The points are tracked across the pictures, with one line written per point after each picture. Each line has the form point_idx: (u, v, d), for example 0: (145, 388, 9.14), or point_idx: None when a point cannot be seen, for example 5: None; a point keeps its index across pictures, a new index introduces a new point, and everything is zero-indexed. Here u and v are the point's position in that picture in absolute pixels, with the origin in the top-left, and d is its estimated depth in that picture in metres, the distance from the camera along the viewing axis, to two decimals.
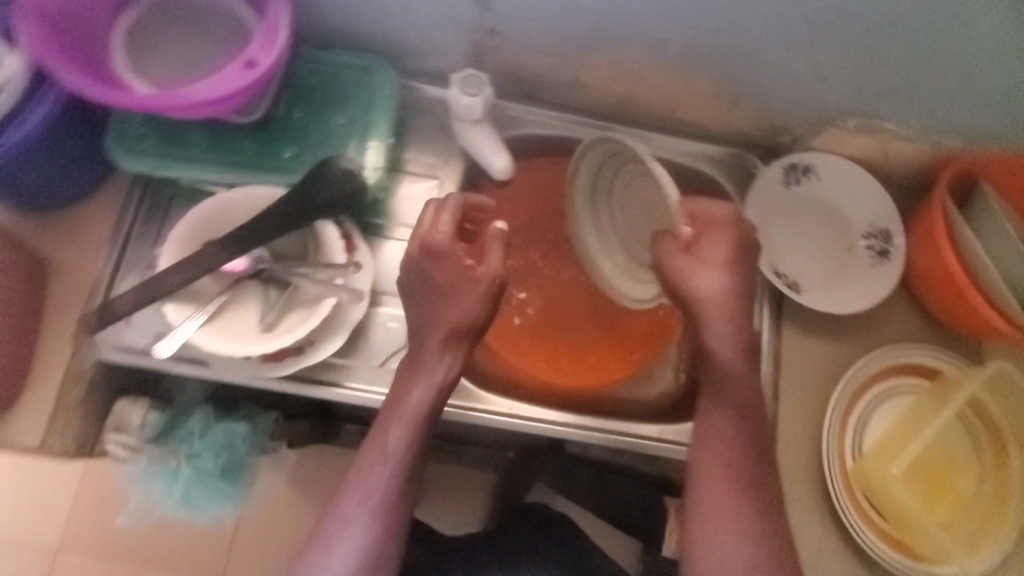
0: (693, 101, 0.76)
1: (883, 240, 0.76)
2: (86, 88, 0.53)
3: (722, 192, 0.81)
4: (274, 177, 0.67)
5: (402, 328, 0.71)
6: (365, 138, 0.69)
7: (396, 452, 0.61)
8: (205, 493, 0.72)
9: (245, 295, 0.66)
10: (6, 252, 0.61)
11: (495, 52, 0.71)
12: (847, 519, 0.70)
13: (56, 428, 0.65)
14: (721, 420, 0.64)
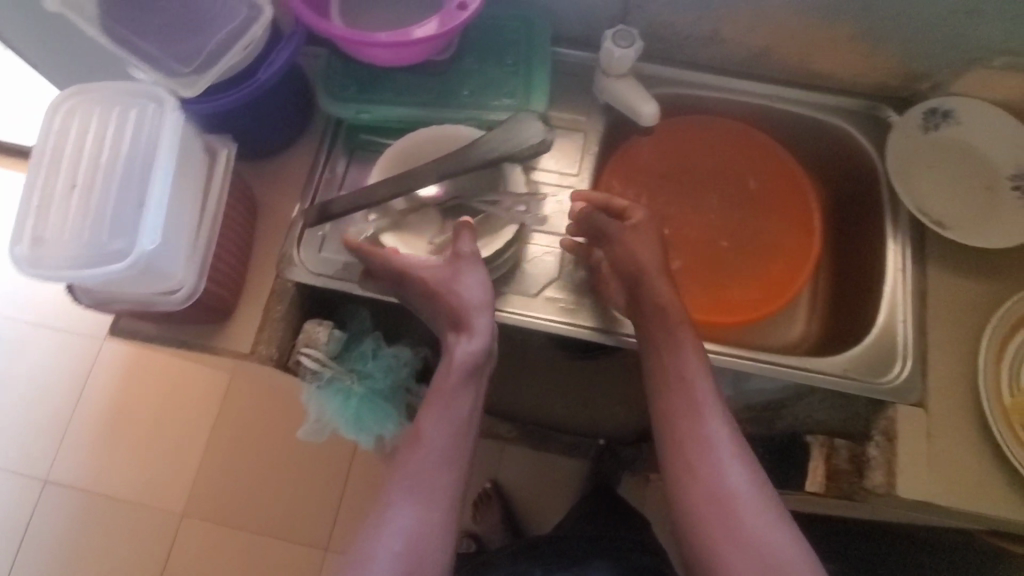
0: (830, 52, 0.78)
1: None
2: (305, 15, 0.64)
3: (855, 141, 0.83)
4: (454, 114, 0.77)
5: (555, 260, 0.79)
6: (530, 78, 0.79)
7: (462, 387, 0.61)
8: (371, 410, 0.82)
9: (428, 218, 0.75)
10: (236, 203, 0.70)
11: (640, 11, 0.78)
12: (1014, 458, 0.67)
13: (262, 338, 0.74)
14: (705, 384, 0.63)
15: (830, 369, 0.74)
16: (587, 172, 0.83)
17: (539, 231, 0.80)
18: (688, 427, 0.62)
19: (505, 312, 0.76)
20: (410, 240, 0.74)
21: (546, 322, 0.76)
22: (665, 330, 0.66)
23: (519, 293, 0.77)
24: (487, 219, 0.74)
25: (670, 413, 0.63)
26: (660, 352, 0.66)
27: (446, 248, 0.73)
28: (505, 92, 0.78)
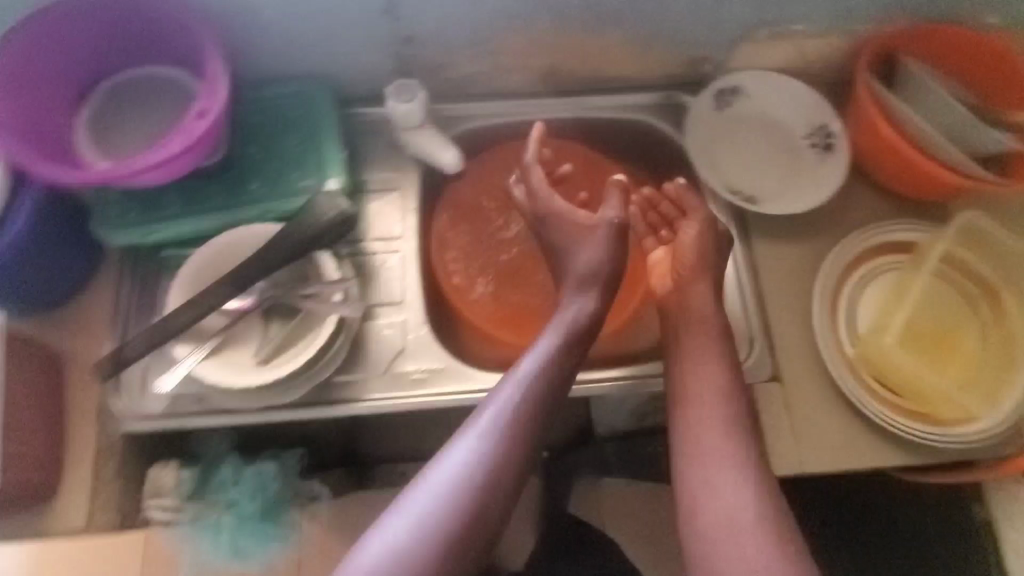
0: (611, 54, 0.79)
1: (829, 137, 0.79)
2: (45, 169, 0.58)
3: (662, 131, 0.84)
4: (250, 210, 0.73)
5: (400, 333, 0.75)
6: (321, 152, 0.75)
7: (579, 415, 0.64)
8: (250, 538, 0.71)
9: (247, 330, 0.70)
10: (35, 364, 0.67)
11: (416, 59, 0.77)
12: (864, 407, 0.70)
13: (98, 502, 0.68)
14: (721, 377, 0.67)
15: None
16: (411, 231, 0.80)
17: (377, 307, 0.76)
18: (701, 446, 0.65)
19: (362, 402, 0.72)
20: (230, 359, 0.68)
21: (406, 396, 0.73)
22: (692, 332, 0.70)
23: (371, 377, 0.73)
24: (309, 314, 0.69)
25: (685, 395, 0.68)
26: (684, 355, 0.69)
27: (272, 357, 0.68)
28: (301, 173, 0.74)
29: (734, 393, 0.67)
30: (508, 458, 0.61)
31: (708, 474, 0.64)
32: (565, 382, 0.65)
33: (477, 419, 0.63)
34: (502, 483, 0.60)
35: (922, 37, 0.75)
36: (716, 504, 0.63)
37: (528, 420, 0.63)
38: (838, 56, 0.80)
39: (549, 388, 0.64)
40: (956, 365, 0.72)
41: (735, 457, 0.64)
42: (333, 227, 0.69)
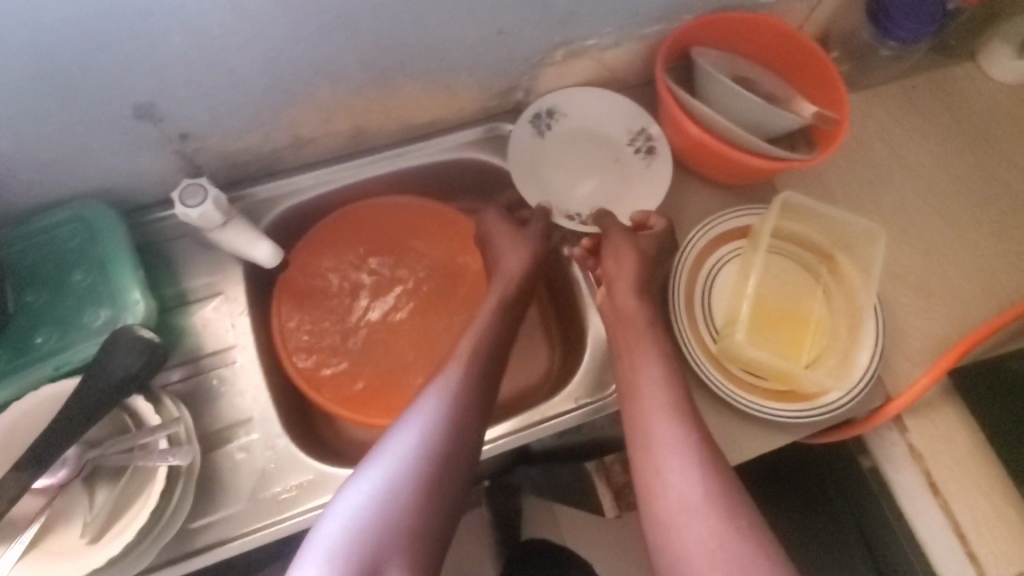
0: (415, 103, 0.75)
1: (646, 140, 0.80)
2: None
3: (490, 165, 0.83)
4: (40, 368, 0.64)
5: (257, 452, 0.68)
6: (115, 282, 0.67)
7: None
8: None
9: (70, 503, 0.61)
10: None
11: (202, 152, 0.69)
12: (736, 401, 0.70)
13: None
14: (652, 371, 0.66)
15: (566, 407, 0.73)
16: (246, 334, 0.73)
17: (225, 429, 0.69)
18: (647, 434, 0.64)
19: (230, 542, 0.65)
20: (57, 547, 0.59)
21: (277, 522, 0.66)
22: (626, 330, 0.70)
23: (236, 510, 0.66)
24: (137, 469, 0.61)
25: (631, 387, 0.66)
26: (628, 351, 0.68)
27: (105, 531, 0.60)
28: (92, 310, 0.66)
29: (681, 386, 0.66)
30: (440, 460, 0.59)
31: (665, 459, 0.62)
32: (487, 384, 0.65)
33: (411, 417, 0.62)
34: (434, 485, 0.58)
35: (707, 27, 0.76)
36: (670, 491, 0.61)
37: (459, 425, 0.61)
38: (639, 57, 0.81)
39: (475, 389, 0.64)
40: (811, 338, 0.73)
41: (679, 442, 0.62)
42: (139, 367, 0.62)
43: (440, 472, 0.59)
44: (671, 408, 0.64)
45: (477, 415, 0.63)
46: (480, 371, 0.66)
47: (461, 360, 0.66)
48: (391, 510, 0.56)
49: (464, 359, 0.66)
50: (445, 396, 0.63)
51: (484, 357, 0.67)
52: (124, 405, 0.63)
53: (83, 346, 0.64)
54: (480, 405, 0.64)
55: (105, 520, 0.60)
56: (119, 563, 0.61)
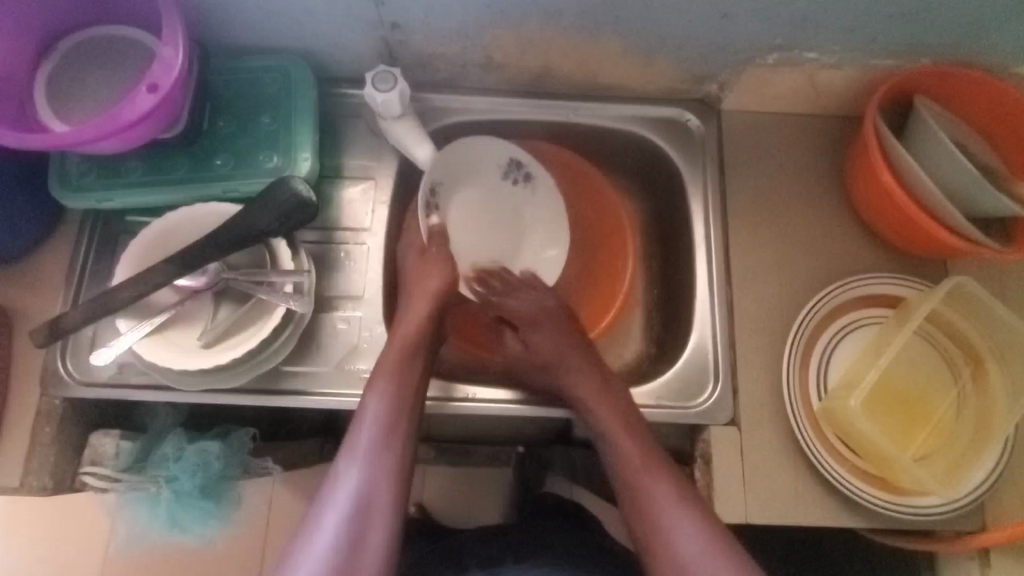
0: (609, 61, 0.75)
1: (520, 169, 0.82)
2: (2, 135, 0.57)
3: (657, 148, 0.81)
4: (212, 186, 0.70)
5: (354, 329, 0.73)
6: (292, 134, 0.72)
7: (378, 402, 0.65)
8: (189, 513, 0.76)
9: (198, 308, 0.68)
10: None
11: (403, 45, 0.73)
12: (819, 463, 0.67)
13: (32, 468, 0.66)
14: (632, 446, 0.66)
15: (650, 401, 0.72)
16: (381, 224, 0.77)
17: (335, 298, 0.74)
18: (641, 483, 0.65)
19: (308, 395, 0.70)
20: (177, 340, 0.66)
21: (351, 395, 0.71)
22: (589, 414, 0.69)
23: (320, 371, 0.71)
24: (260, 300, 0.68)
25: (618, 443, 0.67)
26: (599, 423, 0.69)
27: (219, 341, 0.66)
28: (267, 153, 0.72)
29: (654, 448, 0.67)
30: (389, 431, 0.64)
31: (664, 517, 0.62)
32: (419, 367, 0.68)
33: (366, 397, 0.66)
34: (392, 470, 0.63)
35: (942, 81, 0.70)
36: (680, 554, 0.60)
37: (402, 410, 0.65)
38: (849, 87, 0.76)
39: (405, 365, 0.67)
40: (925, 434, 0.68)
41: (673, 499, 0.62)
42: (287, 217, 0.66)
43: (394, 458, 0.63)
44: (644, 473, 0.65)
45: (414, 393, 0.67)
46: (413, 343, 0.68)
47: (402, 339, 0.68)
48: (365, 501, 0.61)
49: (398, 344, 0.68)
50: (384, 384, 0.66)
51: (410, 345, 0.68)
52: (268, 245, 0.69)
53: (251, 181, 0.70)
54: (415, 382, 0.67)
55: (224, 333, 0.67)
56: (221, 372, 0.68)
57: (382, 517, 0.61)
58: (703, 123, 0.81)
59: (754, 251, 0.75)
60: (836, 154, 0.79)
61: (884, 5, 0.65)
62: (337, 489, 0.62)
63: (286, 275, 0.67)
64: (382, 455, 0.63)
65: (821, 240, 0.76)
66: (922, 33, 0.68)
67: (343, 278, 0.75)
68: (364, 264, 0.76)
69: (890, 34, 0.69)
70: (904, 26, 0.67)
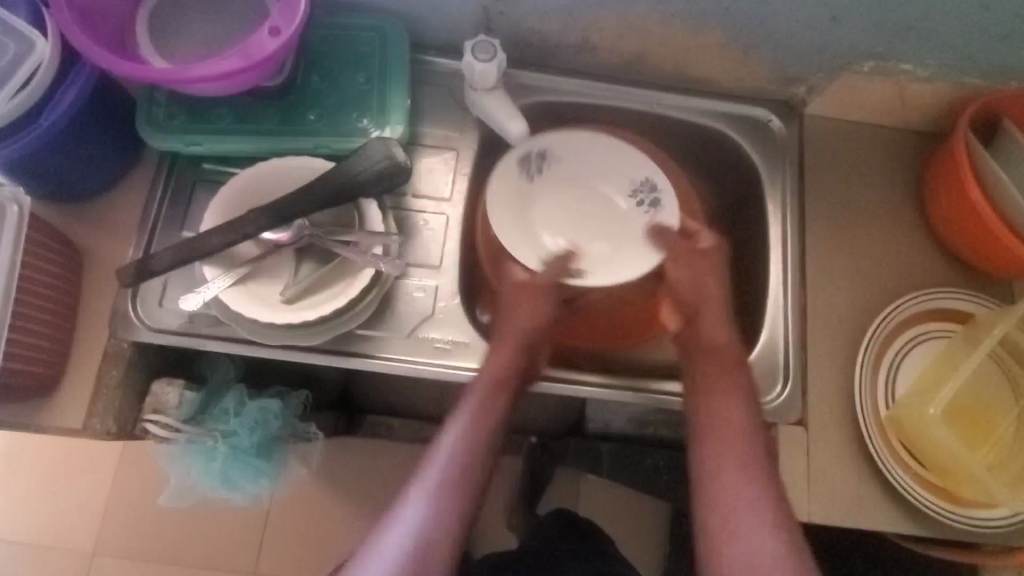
0: (704, 53, 0.75)
1: (536, 158, 0.75)
2: (111, 62, 0.55)
3: (738, 147, 0.82)
4: (301, 141, 0.69)
5: (429, 298, 0.72)
6: (384, 96, 0.71)
7: (456, 433, 0.62)
8: (242, 470, 0.75)
9: (280, 262, 0.67)
10: (57, 252, 0.64)
11: (503, 17, 0.72)
12: (886, 469, 0.68)
13: (97, 410, 0.65)
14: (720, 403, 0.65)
15: None
16: (460, 196, 0.77)
17: (411, 266, 0.73)
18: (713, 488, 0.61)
19: (380, 359, 0.69)
20: (258, 293, 0.65)
21: (423, 364, 0.70)
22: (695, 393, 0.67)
23: (392, 338, 0.70)
24: (344, 260, 0.67)
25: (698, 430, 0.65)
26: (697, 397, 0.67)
27: (300, 298, 0.65)
28: (359, 113, 0.71)
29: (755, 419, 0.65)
30: (465, 471, 0.60)
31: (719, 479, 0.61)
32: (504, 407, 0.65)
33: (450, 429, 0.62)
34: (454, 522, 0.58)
35: None
36: (727, 524, 0.59)
37: (473, 459, 0.61)
38: (937, 103, 0.77)
39: (501, 396, 0.65)
40: (986, 447, 0.70)
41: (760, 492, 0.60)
42: (383, 178, 0.65)
43: (463, 496, 0.59)
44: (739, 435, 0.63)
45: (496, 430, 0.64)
46: (501, 379, 0.65)
47: (508, 357, 0.66)
48: (426, 541, 0.56)
49: (490, 377, 0.65)
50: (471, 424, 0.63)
51: (511, 373, 0.66)
52: (357, 205, 0.68)
53: (343, 140, 0.69)
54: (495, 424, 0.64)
55: (307, 290, 0.66)
56: (298, 330, 0.67)
57: (432, 565, 0.56)
58: (786, 125, 0.81)
59: (830, 257, 0.76)
60: (914, 169, 0.80)
61: (992, 24, 0.66)
62: (398, 513, 0.58)
63: (374, 237, 0.66)
64: (450, 494, 0.59)
65: (896, 251, 0.77)
66: (1020, 56, 0.69)
67: (421, 246, 0.74)
68: (441, 234, 0.75)
69: (989, 52, 0.69)
70: (1006, 45, 0.68)
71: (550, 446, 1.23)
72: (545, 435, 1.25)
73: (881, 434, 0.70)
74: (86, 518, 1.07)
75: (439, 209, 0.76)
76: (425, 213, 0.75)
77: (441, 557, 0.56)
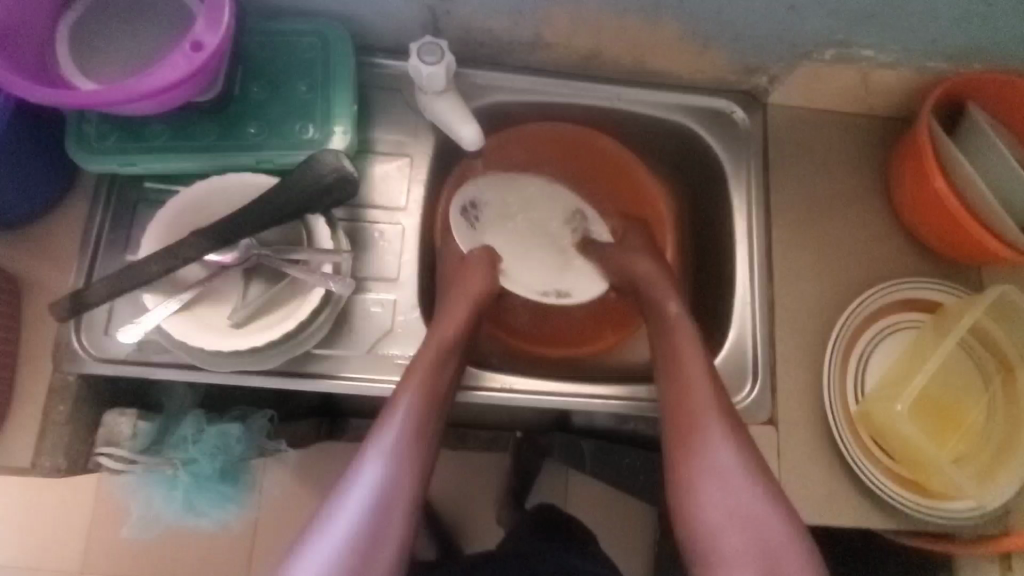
0: (661, 46, 0.72)
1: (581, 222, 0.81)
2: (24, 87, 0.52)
3: (701, 140, 0.80)
4: (243, 156, 0.66)
5: (388, 313, 0.70)
6: (329, 104, 0.68)
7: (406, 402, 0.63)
8: (206, 496, 0.73)
9: (228, 285, 0.65)
10: None
11: (450, 17, 0.69)
12: (857, 465, 0.67)
13: (45, 447, 0.63)
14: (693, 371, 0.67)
15: None
16: (417, 204, 0.74)
17: (368, 280, 0.71)
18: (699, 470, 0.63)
19: (338, 379, 0.67)
20: (206, 318, 0.63)
21: (384, 381, 0.68)
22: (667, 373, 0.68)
23: (351, 356, 0.68)
24: (295, 280, 0.64)
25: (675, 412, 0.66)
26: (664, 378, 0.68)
27: (250, 321, 0.63)
28: (303, 123, 0.68)
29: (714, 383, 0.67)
30: (417, 428, 0.62)
31: (696, 444, 0.63)
32: (445, 387, 0.65)
33: (399, 396, 0.63)
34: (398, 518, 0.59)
35: (999, 87, 0.69)
36: (709, 505, 0.61)
37: (425, 416, 0.63)
38: (901, 87, 0.75)
39: (448, 363, 0.66)
40: (957, 438, 0.69)
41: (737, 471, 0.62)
42: (331, 192, 0.63)
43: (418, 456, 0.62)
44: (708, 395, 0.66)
45: (435, 417, 0.64)
46: (451, 345, 0.67)
47: (452, 320, 0.68)
48: (389, 494, 0.59)
49: (435, 345, 0.66)
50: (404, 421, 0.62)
51: (450, 343, 0.67)
52: (305, 221, 0.66)
53: (287, 153, 0.66)
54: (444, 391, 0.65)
55: (257, 313, 0.63)
56: (251, 354, 0.64)
57: (395, 517, 0.59)
58: (749, 116, 0.79)
59: (797, 250, 0.75)
60: (881, 156, 0.78)
61: (952, 6, 0.64)
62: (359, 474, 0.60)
63: (325, 254, 0.64)
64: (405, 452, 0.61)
65: (863, 241, 0.76)
66: (982, 38, 0.67)
67: (377, 259, 0.72)
68: (397, 245, 0.72)
69: (951, 35, 0.67)
70: (968, 28, 0.66)
71: (536, 441, 1.24)
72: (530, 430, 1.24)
73: (852, 429, 0.70)
74: (60, 544, 1.05)
75: (395, 219, 0.73)
76: (381, 224, 0.73)
77: (403, 510, 0.59)
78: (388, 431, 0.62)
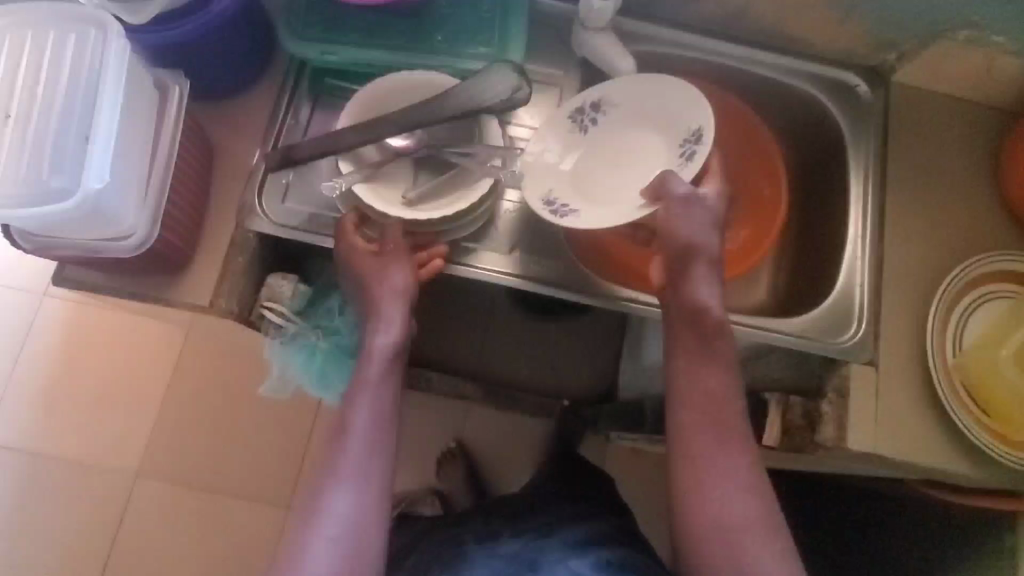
0: (805, 12, 0.79)
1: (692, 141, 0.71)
2: None
3: (823, 108, 0.86)
4: (427, 59, 0.74)
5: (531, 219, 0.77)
6: (506, 24, 0.75)
7: (360, 412, 0.63)
8: (338, 368, 0.79)
9: (400, 168, 0.72)
10: (200, 140, 0.69)
11: None
12: (951, 410, 0.72)
13: (223, 290, 0.70)
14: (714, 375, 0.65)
15: (805, 333, 0.77)
16: None
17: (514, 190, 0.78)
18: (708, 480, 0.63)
19: (478, 270, 0.74)
20: (383, 192, 0.70)
21: (520, 278, 0.75)
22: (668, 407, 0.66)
23: (494, 252, 0.75)
24: (462, 171, 0.71)
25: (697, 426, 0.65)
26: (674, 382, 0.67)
27: (420, 202, 0.70)
28: (482, 38, 0.75)
29: (736, 391, 0.66)
30: (372, 437, 0.63)
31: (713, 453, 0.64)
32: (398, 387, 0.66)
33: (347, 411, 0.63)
34: (382, 508, 0.61)
35: None
36: (710, 511, 0.62)
37: (385, 419, 0.64)
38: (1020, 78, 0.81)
39: (395, 367, 0.66)
40: None
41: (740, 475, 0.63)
42: (503, 101, 0.68)
43: (384, 463, 0.62)
44: (720, 410, 0.65)
45: (393, 418, 0.65)
46: (398, 348, 0.66)
47: (398, 319, 0.66)
48: (362, 510, 0.60)
49: (379, 351, 0.65)
50: (364, 419, 0.63)
51: (399, 348, 0.66)
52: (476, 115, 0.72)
53: (466, 63, 0.74)
54: (394, 395, 0.65)
55: (428, 195, 0.70)
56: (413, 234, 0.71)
57: (375, 528, 0.60)
58: (872, 90, 0.85)
59: (907, 213, 0.81)
60: (990, 142, 0.84)
61: None
62: (324, 498, 0.60)
63: (495, 149, 0.70)
64: (370, 467, 0.62)
65: (967, 215, 0.81)
66: None
67: None
68: None
69: None
70: None
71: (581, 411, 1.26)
72: (577, 400, 1.27)
73: (949, 380, 0.74)
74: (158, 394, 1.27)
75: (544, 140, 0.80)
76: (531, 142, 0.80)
77: (377, 513, 0.61)
78: (347, 450, 0.62)
